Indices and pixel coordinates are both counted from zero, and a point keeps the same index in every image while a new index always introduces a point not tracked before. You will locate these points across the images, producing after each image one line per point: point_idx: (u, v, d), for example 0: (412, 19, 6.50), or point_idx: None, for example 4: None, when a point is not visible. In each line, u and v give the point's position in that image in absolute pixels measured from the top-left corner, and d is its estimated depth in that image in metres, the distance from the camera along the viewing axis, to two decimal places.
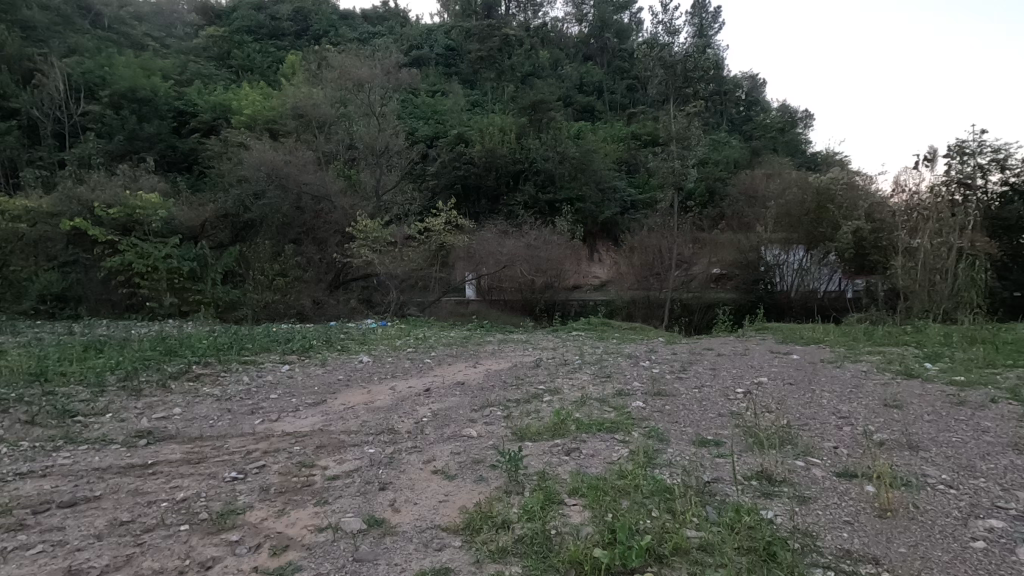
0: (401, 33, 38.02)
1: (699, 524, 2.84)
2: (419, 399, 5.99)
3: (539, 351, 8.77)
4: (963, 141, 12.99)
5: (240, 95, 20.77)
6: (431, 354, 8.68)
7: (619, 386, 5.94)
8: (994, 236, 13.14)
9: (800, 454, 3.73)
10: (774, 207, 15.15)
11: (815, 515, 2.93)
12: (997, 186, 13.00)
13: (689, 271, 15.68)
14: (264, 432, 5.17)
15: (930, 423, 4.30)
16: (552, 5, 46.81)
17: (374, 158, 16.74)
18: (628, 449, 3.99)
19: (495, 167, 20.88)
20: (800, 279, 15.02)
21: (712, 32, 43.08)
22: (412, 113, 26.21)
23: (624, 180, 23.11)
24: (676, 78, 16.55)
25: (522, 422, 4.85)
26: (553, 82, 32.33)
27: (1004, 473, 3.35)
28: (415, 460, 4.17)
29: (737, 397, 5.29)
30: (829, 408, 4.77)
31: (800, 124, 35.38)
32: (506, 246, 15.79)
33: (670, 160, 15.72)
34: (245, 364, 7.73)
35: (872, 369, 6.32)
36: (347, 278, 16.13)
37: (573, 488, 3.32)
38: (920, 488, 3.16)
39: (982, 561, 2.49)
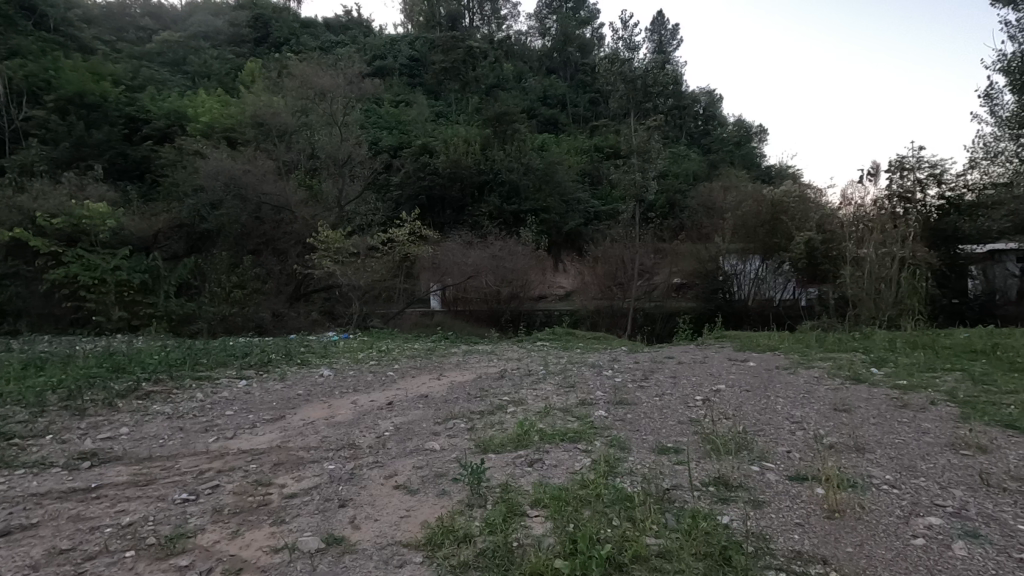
0: (365, 42, 37.79)
1: (659, 531, 2.88)
2: (382, 413, 5.90)
3: (505, 362, 8.78)
4: (903, 157, 13.76)
5: (197, 102, 20.23)
6: (395, 367, 8.56)
7: (583, 396, 6.00)
8: (934, 246, 13.87)
9: (756, 459, 3.86)
10: (731, 218, 15.66)
11: (769, 518, 3.02)
12: (935, 200, 13.77)
13: (651, 281, 15.94)
14: (219, 450, 5.00)
15: (875, 426, 4.51)
16: (516, 19, 47.64)
17: (336, 168, 16.52)
18: (590, 458, 4.04)
19: (460, 178, 20.87)
20: (756, 288, 15.59)
21: (671, 48, 44.30)
22: (375, 123, 26.07)
23: (588, 191, 23.47)
24: (636, 93, 17.15)
25: (486, 434, 4.84)
26: (516, 95, 32.71)
27: (942, 472, 3.52)
28: (376, 475, 4.11)
29: (696, 404, 5.42)
30: (782, 413, 4.94)
31: (756, 139, 36.61)
32: (470, 257, 15.82)
33: (632, 172, 16.09)
34: (199, 380, 7.45)
35: (823, 374, 6.59)
36: (308, 289, 15.80)
37: (536, 499, 3.33)
38: (866, 489, 3.31)
39: (921, 557, 2.62)
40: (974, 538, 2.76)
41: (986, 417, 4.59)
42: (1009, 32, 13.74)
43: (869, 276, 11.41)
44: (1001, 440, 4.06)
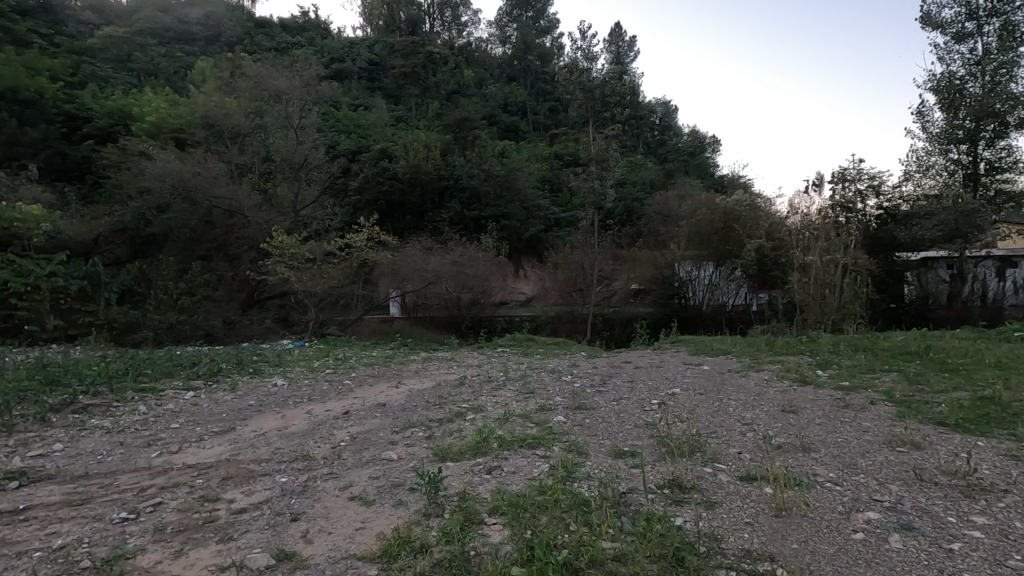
0: (323, 44, 37.17)
1: (615, 535, 2.91)
2: (338, 423, 5.75)
3: (464, 369, 8.70)
4: (844, 169, 14.54)
5: (143, 101, 19.39)
6: (352, 375, 8.36)
7: (542, 401, 6.03)
8: (873, 253, 14.67)
9: (708, 460, 3.96)
10: (686, 226, 16.10)
11: (720, 518, 3.10)
12: (873, 210, 14.62)
13: (610, 286, 16.30)
14: (162, 466, 4.77)
15: (820, 426, 4.71)
16: (476, 26, 47.88)
17: (291, 172, 16.11)
18: (548, 464, 4.06)
19: (420, 183, 20.67)
20: (710, 294, 16.00)
21: (629, 59, 45.39)
22: (333, 127, 25.64)
23: (548, 198, 23.66)
24: (595, 103, 17.41)
25: (445, 441, 4.80)
26: (476, 102, 32.80)
27: (880, 469, 3.71)
28: (331, 487, 4.00)
29: (652, 408, 5.52)
30: (734, 416, 5.09)
31: (709, 149, 37.84)
32: (431, 263, 15.58)
33: (590, 181, 16.32)
34: (142, 392, 7.10)
35: (772, 376, 6.85)
36: (263, 296, 15.42)
37: (494, 507, 3.31)
38: (811, 487, 3.44)
39: (860, 550, 2.74)
40: (907, 531, 2.90)
41: (921, 415, 4.85)
42: (938, 54, 14.71)
43: (815, 282, 11.90)
44: (934, 437, 4.30)
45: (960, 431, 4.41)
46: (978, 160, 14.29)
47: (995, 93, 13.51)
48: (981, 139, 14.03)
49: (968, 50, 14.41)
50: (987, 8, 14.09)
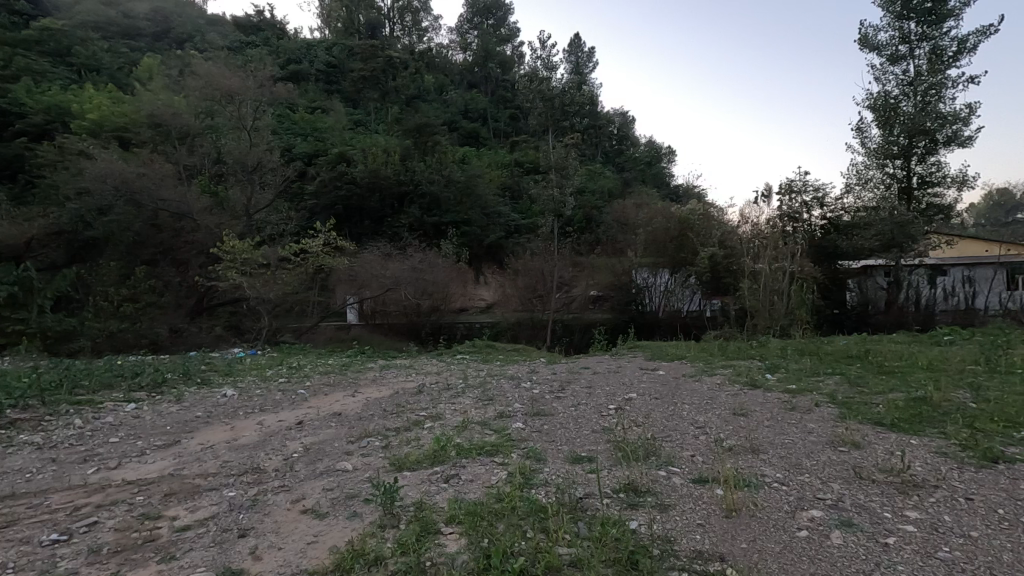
0: (279, 45, 36.31)
1: (571, 541, 2.93)
2: (291, 434, 5.58)
3: (423, 376, 8.59)
4: (791, 181, 15.20)
5: (83, 98, 18.43)
6: (306, 385, 8.11)
7: (501, 408, 6.02)
8: (818, 260, 15.28)
9: (663, 464, 4.04)
10: (643, 234, 16.47)
11: (673, 521, 3.17)
12: (818, 220, 15.27)
13: (570, 293, 16.33)
14: (99, 483, 4.50)
15: (768, 428, 4.87)
16: (437, 32, 48.03)
17: (244, 175, 15.60)
18: (506, 471, 4.05)
19: (379, 188, 20.41)
20: (666, 300, 16.41)
21: (587, 69, 46.17)
22: (289, 130, 25.06)
23: (508, 205, 23.75)
24: (554, 111, 17.61)
25: (402, 450, 4.72)
26: (436, 107, 32.69)
27: (823, 468, 3.87)
28: (282, 500, 3.87)
29: (609, 413, 5.61)
30: (688, 419, 5.22)
31: (665, 159, 38.86)
32: (389, 269, 15.31)
33: (550, 188, 16.48)
34: (79, 405, 6.70)
35: (725, 380, 7.07)
36: (212, 302, 14.87)
37: (451, 516, 3.28)
38: (759, 487, 3.56)
39: (804, 547, 2.85)
40: (847, 527, 3.04)
41: (861, 416, 5.10)
42: (874, 74, 15.61)
43: (765, 289, 12.40)
44: (871, 436, 4.53)
45: (896, 430, 4.66)
46: (911, 175, 15.26)
47: (925, 112, 14.49)
48: (914, 155, 15.03)
49: (902, 71, 15.33)
50: (918, 33, 15.05)
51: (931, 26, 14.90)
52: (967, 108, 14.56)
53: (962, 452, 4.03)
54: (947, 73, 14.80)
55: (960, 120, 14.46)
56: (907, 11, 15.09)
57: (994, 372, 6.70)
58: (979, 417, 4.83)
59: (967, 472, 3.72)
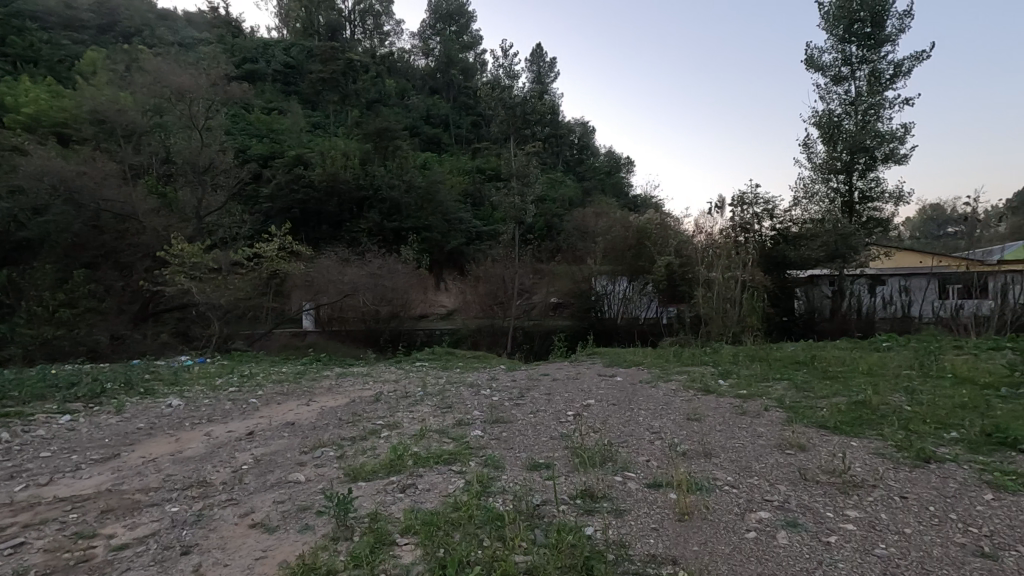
0: (234, 43, 35.37)
1: (527, 548, 2.93)
2: (240, 445, 5.37)
3: (380, 384, 8.42)
4: (743, 193, 15.79)
5: (18, 91, 17.40)
6: (258, 394, 7.82)
7: (460, 416, 5.98)
8: (767, 270, 15.76)
9: (619, 470, 4.09)
10: (602, 242, 16.74)
11: (628, 526, 3.21)
12: (768, 231, 15.77)
13: (530, 300, 16.46)
14: (28, 500, 4.22)
15: (720, 432, 5.02)
16: (399, 37, 47.86)
17: (194, 176, 15.03)
18: (464, 480, 4.02)
19: (337, 193, 20.04)
20: (623, 307, 16.85)
21: (549, 80, 46.82)
22: (243, 130, 24.36)
23: (470, 212, 23.72)
24: (516, 119, 17.69)
25: (357, 461, 4.62)
26: (397, 112, 32.45)
27: (772, 471, 4.01)
28: (229, 515, 3.72)
29: (568, 420, 5.64)
30: (644, 425, 5.31)
31: (624, 169, 39.72)
32: (347, 274, 14.97)
33: (512, 196, 16.55)
34: (6, 417, 6.27)
35: (679, 386, 7.25)
36: (158, 308, 14.23)
37: (407, 526, 3.23)
38: (711, 491, 3.66)
39: (753, 548, 2.93)
40: (792, 527, 3.15)
41: (806, 419, 5.31)
42: (819, 93, 16.44)
43: (718, 297, 12.80)
44: (816, 439, 4.73)
45: (838, 433, 4.88)
46: (853, 189, 16.10)
47: (865, 131, 15.36)
48: (855, 170, 15.89)
49: (844, 91, 16.19)
50: (859, 56, 15.95)
51: (870, 51, 15.82)
52: (903, 128, 15.52)
53: (898, 453, 4.26)
54: (885, 94, 15.73)
55: (896, 139, 15.39)
56: (849, 35, 16.00)
57: (927, 376, 7.11)
58: (913, 419, 5.12)
59: (902, 471, 3.93)
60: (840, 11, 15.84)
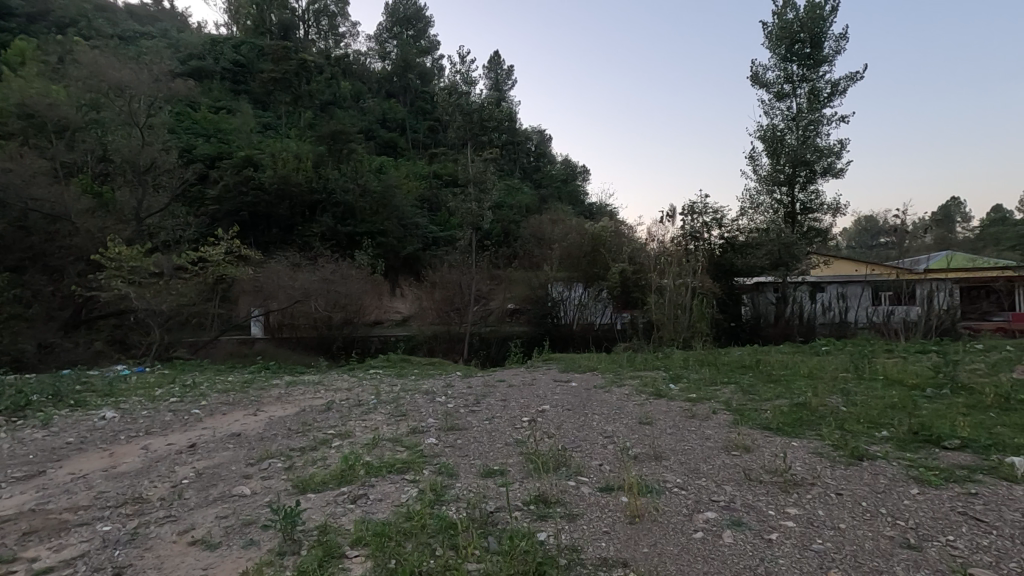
0: (180, 40, 34.81)
1: (480, 556, 2.92)
2: (180, 459, 5.12)
3: (332, 392, 8.22)
4: (693, 203, 16.37)
5: None
6: (201, 404, 7.47)
7: (414, 424, 5.90)
8: (716, 277, 16.38)
9: (572, 474, 4.13)
10: (558, 248, 16.95)
11: (580, 530, 3.25)
12: (717, 240, 16.38)
13: (486, 306, 16.33)
14: None
15: (671, 435, 5.16)
16: (354, 40, 47.53)
17: (134, 175, 14.30)
18: (417, 488, 3.97)
19: (289, 195, 19.48)
20: (579, 313, 16.85)
21: (507, 87, 47.25)
22: (188, 129, 23.41)
23: (426, 217, 23.54)
24: (473, 125, 17.69)
25: (306, 471, 4.49)
26: (352, 115, 31.99)
27: (718, 472, 4.14)
28: (167, 532, 3.54)
29: (523, 426, 5.66)
30: (597, 430, 5.39)
31: (580, 178, 40.43)
32: (298, 280, 14.56)
33: (468, 202, 16.53)
34: None
35: (632, 391, 7.40)
36: (92, 314, 13.46)
37: (357, 538, 3.16)
38: (661, 493, 3.75)
39: (699, 548, 3.02)
40: (737, 526, 3.26)
41: (751, 421, 5.51)
42: (764, 108, 17.22)
43: (669, 303, 13.16)
44: (760, 440, 4.92)
45: (781, 434, 5.09)
46: (795, 201, 16.92)
47: (806, 145, 16.22)
48: (797, 183, 16.72)
49: (786, 107, 17.01)
50: (800, 74, 16.81)
51: (810, 70, 16.70)
52: (839, 144, 16.44)
53: (834, 451, 4.49)
54: (823, 111, 16.63)
55: (834, 153, 16.32)
56: (790, 54, 16.85)
57: (861, 378, 7.53)
58: (848, 419, 5.41)
59: (837, 469, 4.13)
60: (782, 32, 16.69)
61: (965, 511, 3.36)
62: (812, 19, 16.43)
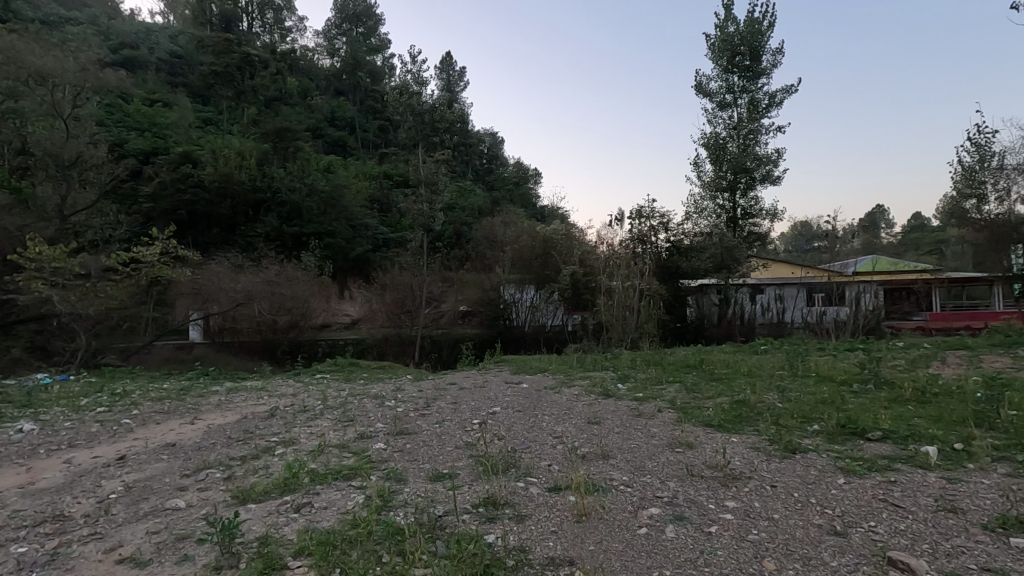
0: (110, 29, 32.99)
1: (428, 561, 2.89)
2: (107, 472, 4.82)
3: (277, 398, 7.95)
4: (640, 207, 16.81)
5: None
6: (131, 414, 7.06)
7: (362, 429, 5.78)
8: (662, 279, 16.85)
9: (521, 476, 4.16)
10: (510, 251, 17.04)
11: (529, 531, 3.27)
12: (663, 243, 16.87)
13: (438, 309, 16.19)
14: None
15: (617, 434, 5.26)
16: (302, 35, 46.68)
17: (58, 170, 13.46)
18: (364, 495, 3.88)
19: (230, 194, 18.70)
20: (531, 315, 16.96)
21: (459, 88, 47.20)
22: (120, 122, 22.13)
23: (376, 218, 23.12)
24: (424, 126, 17.49)
25: (247, 481, 4.32)
26: (298, 113, 31.14)
27: (662, 469, 4.26)
28: (92, 551, 3.33)
29: (473, 429, 5.63)
30: (547, 430, 5.44)
31: (532, 180, 40.82)
32: (240, 282, 13.99)
33: (420, 203, 16.32)
34: None
35: (581, 391, 7.51)
36: (10, 319, 12.47)
37: (300, 548, 3.06)
38: (607, 491, 3.82)
39: (643, 543, 3.10)
40: (679, 521, 3.36)
41: (695, 419, 5.71)
42: (707, 116, 17.89)
43: (618, 305, 13.44)
44: (702, 437, 5.10)
45: (722, 430, 5.30)
46: (736, 206, 17.66)
47: (746, 153, 17.00)
48: (737, 189, 17.48)
49: (728, 116, 17.76)
50: (740, 86, 17.57)
51: (749, 82, 17.50)
52: (777, 152, 17.29)
53: (770, 446, 4.71)
54: (762, 121, 17.47)
55: (772, 161, 17.15)
56: (731, 66, 17.61)
57: (796, 376, 7.94)
58: (784, 414, 5.70)
59: (773, 462, 4.34)
60: (724, 44, 17.45)
61: (885, 498, 3.60)
62: (751, 33, 17.22)
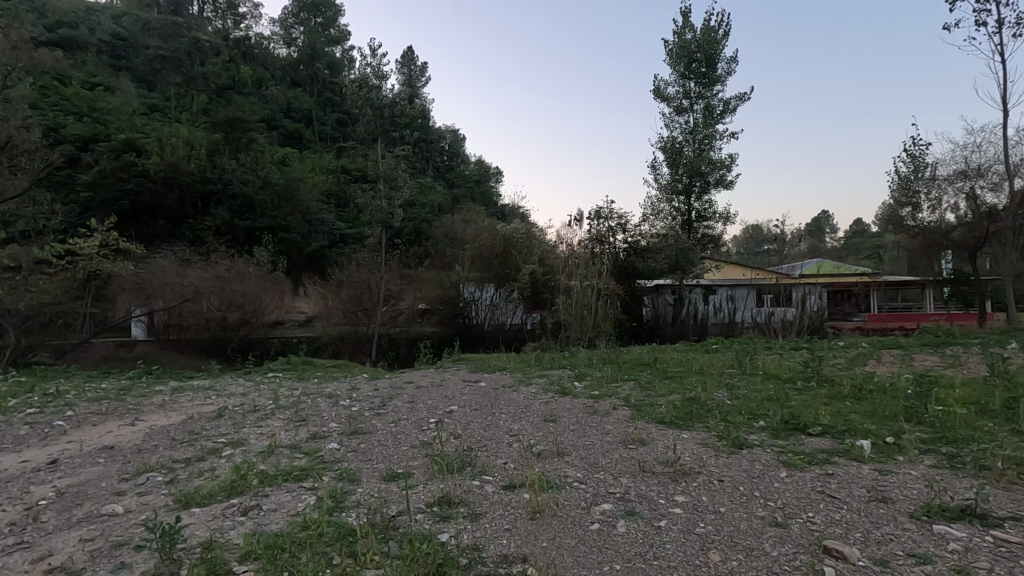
0: (46, 5, 31.01)
1: (379, 562, 2.86)
2: (37, 477, 4.53)
3: (225, 398, 7.66)
4: (599, 208, 17.15)
5: None
6: (65, 415, 6.68)
7: (315, 429, 5.65)
8: (620, 279, 17.22)
9: (477, 474, 4.16)
10: (469, 249, 16.96)
11: (482, 529, 3.28)
12: (621, 244, 17.26)
13: (396, 306, 15.93)
14: None
15: (573, 431, 5.34)
16: (256, 22, 45.19)
17: None
18: (315, 496, 3.79)
19: (178, 185, 17.90)
20: (490, 313, 16.94)
21: (420, 84, 46.72)
22: (55, 106, 20.84)
23: (333, 213, 22.60)
24: (383, 120, 17.19)
25: (190, 484, 4.16)
26: (252, 102, 30.09)
27: (614, 465, 4.35)
28: (16, 562, 3.13)
29: (429, 428, 5.57)
30: (504, 429, 5.45)
31: (493, 179, 40.86)
32: (187, 277, 13.43)
33: (378, 199, 16.05)
34: None
35: (539, 390, 7.56)
36: None
37: (246, 552, 2.96)
38: (561, 488, 3.88)
39: (596, 539, 3.16)
40: (630, 516, 3.44)
41: (649, 416, 5.84)
42: (665, 120, 18.28)
43: (577, 304, 13.56)
44: (655, 434, 5.21)
45: (673, 427, 5.44)
46: (691, 209, 18.15)
47: (701, 158, 17.51)
48: (693, 192, 17.97)
49: (684, 121, 18.23)
50: (697, 91, 18.04)
51: (705, 88, 17.98)
52: (730, 158, 17.85)
53: (719, 441, 4.87)
54: (716, 127, 18.02)
55: (725, 166, 17.71)
56: (688, 72, 18.07)
57: (744, 373, 8.25)
58: (732, 411, 5.91)
59: (721, 458, 4.49)
60: (681, 50, 17.86)
61: (823, 490, 3.78)
62: (708, 41, 17.71)
